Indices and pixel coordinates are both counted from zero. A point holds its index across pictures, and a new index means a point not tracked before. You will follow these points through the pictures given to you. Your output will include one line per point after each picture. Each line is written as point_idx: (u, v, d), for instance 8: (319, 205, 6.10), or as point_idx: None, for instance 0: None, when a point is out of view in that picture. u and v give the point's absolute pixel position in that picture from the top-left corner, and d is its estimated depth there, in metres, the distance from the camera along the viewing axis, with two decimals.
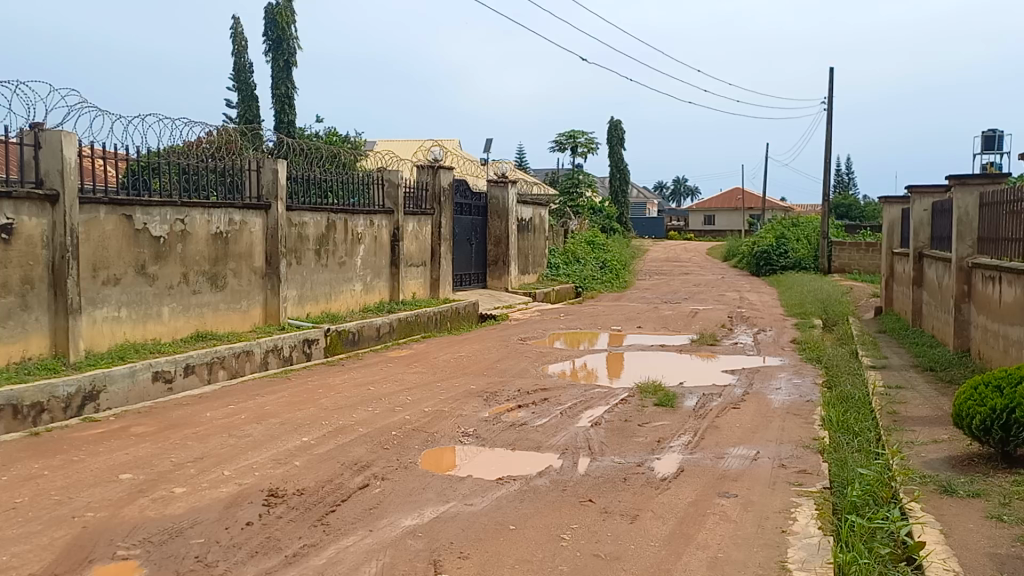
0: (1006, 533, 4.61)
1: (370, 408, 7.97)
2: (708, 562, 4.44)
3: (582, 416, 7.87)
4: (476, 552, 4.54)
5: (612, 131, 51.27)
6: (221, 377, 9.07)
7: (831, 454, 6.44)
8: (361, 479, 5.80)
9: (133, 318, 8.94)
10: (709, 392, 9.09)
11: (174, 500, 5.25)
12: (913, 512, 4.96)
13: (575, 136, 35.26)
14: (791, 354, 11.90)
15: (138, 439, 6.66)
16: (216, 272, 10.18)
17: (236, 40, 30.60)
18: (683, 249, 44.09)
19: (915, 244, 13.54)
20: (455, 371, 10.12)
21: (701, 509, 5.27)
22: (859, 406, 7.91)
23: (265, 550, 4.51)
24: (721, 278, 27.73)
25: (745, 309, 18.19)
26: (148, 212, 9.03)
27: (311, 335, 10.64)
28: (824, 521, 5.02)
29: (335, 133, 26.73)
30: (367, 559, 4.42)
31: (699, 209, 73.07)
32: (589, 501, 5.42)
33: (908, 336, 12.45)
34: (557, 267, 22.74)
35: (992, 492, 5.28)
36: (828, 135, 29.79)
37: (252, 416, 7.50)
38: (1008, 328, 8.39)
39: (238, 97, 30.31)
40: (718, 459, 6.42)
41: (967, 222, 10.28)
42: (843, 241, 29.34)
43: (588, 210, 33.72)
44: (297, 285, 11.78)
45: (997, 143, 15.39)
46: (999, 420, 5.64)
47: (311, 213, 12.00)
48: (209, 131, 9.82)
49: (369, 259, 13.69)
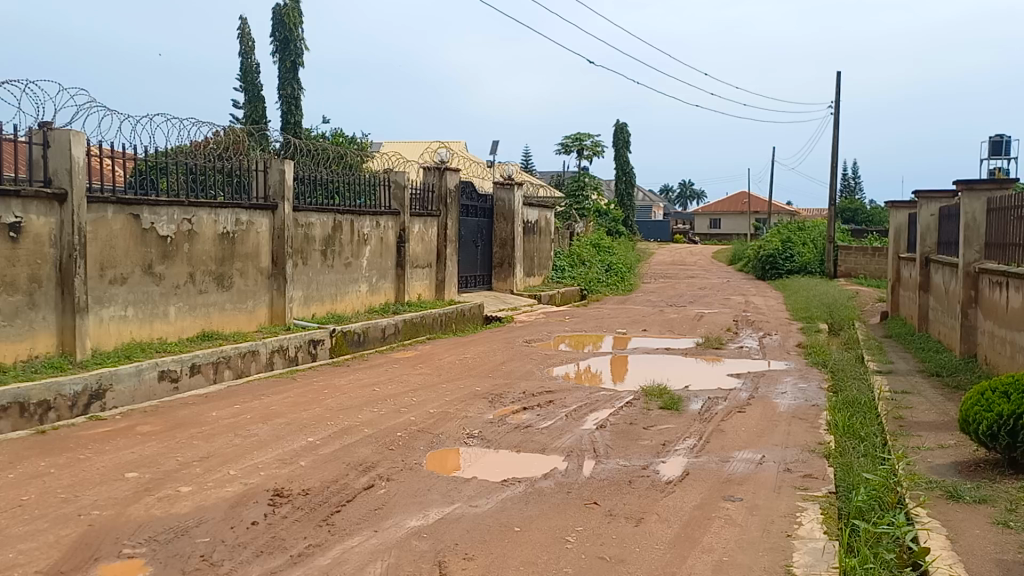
0: (1012, 540, 4.59)
1: (375, 409, 7.99)
2: (714, 565, 4.44)
3: (588, 419, 7.87)
4: (482, 553, 4.54)
5: (619, 135, 51.29)
6: (227, 376, 9.09)
7: (836, 459, 6.43)
8: (366, 479, 5.80)
9: (140, 318, 8.97)
10: (715, 395, 9.06)
11: (179, 499, 5.26)
12: (919, 517, 4.94)
13: (582, 140, 35.24)
14: (797, 359, 11.88)
15: (144, 438, 6.67)
16: (223, 272, 10.21)
17: (243, 41, 30.70)
18: (690, 253, 44.05)
19: (921, 249, 13.52)
20: (460, 372, 10.12)
21: (706, 512, 5.27)
22: (865, 410, 7.89)
23: (270, 549, 4.51)
24: (726, 282, 27.72)
25: (751, 312, 18.22)
26: (155, 212, 9.04)
27: (317, 336, 10.66)
28: (829, 526, 5.02)
29: (341, 132, 26.75)
30: (372, 559, 4.43)
31: (704, 213, 73.24)
32: (594, 504, 5.41)
33: (915, 342, 12.42)
34: (563, 270, 22.77)
35: (998, 498, 5.26)
36: (834, 141, 29.77)
37: (258, 416, 7.52)
38: (1015, 334, 8.38)
39: (244, 98, 30.41)
40: (724, 463, 6.40)
41: (974, 227, 10.27)
42: (848, 245, 29.29)
43: (593, 213, 33.70)
44: (303, 285, 11.79)
45: (1004, 148, 15.37)
46: (1005, 426, 5.62)
47: (317, 213, 12.01)
48: (216, 130, 9.83)
49: (375, 260, 13.72)
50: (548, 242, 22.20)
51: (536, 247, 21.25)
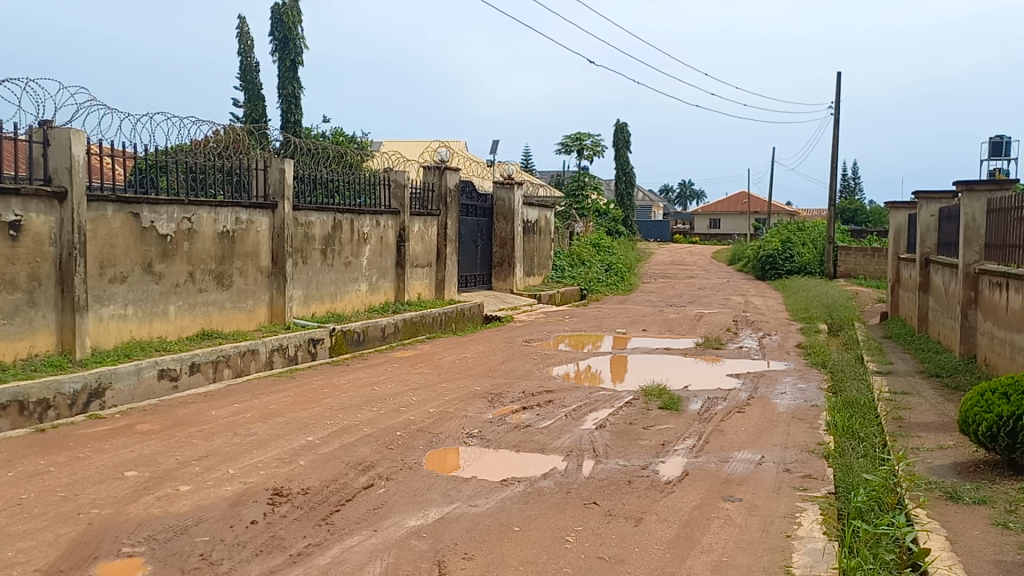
0: (1011, 541, 4.59)
1: (375, 408, 7.99)
2: (713, 566, 4.44)
3: (588, 418, 7.87)
4: (481, 553, 4.54)
5: (619, 135, 51.29)
6: (227, 375, 9.09)
7: (835, 459, 6.43)
8: (365, 479, 5.80)
9: (140, 316, 8.97)
10: (715, 396, 9.05)
11: (179, 498, 5.26)
12: (918, 518, 4.94)
13: (581, 139, 35.25)
14: (797, 359, 11.88)
15: (144, 436, 6.67)
16: (223, 270, 10.21)
17: (242, 40, 30.69)
18: (690, 253, 44.04)
19: (920, 249, 13.52)
20: (460, 372, 10.12)
21: (705, 513, 5.27)
22: (865, 411, 7.89)
23: (270, 549, 4.51)
24: (725, 282, 27.70)
25: (751, 313, 18.23)
26: (155, 211, 9.04)
27: (316, 335, 10.66)
28: (828, 527, 5.02)
29: (341, 132, 26.74)
30: (371, 559, 4.43)
31: (704, 214, 73.24)
32: (593, 503, 5.41)
33: (914, 342, 12.43)
34: (563, 269, 22.77)
35: (998, 499, 5.26)
36: (834, 141, 29.78)
37: (258, 415, 7.52)
38: (1014, 335, 8.38)
39: (244, 97, 30.39)
40: (723, 463, 6.41)
41: (974, 228, 10.27)
42: (848, 245, 29.25)
43: (593, 213, 33.70)
44: (303, 284, 11.79)
45: (1005, 149, 15.36)
46: (1004, 427, 5.63)
47: (317, 213, 12.01)
48: (216, 129, 9.83)
49: (375, 259, 13.72)
50: (548, 241, 22.20)
51: (536, 247, 21.25)
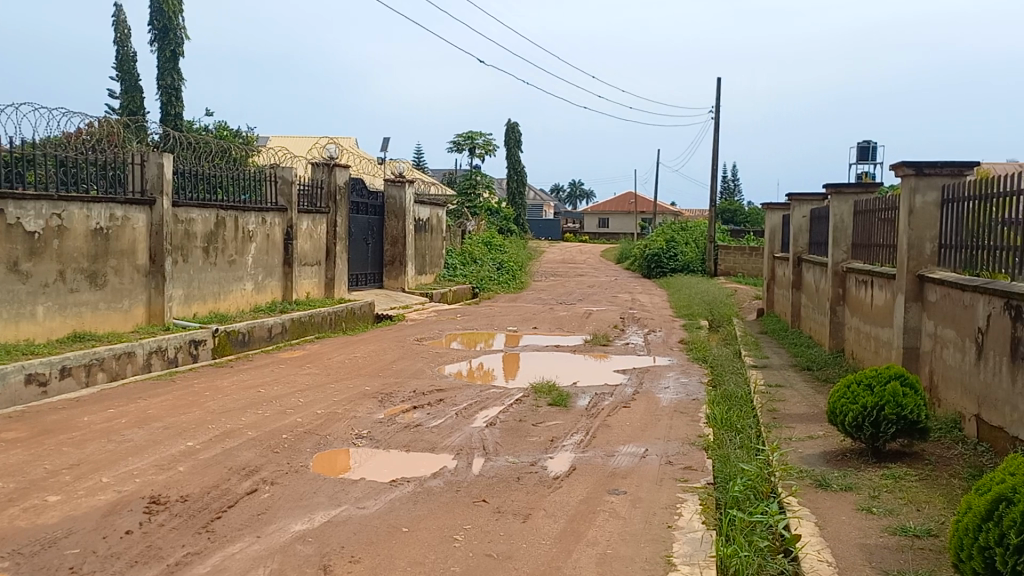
0: (874, 524, 4.88)
1: (260, 410, 7.80)
2: (597, 559, 4.54)
3: (478, 416, 7.90)
4: (368, 555, 4.49)
5: (510, 134, 51.68)
6: (101, 379, 8.68)
7: (715, 451, 6.67)
8: (249, 484, 5.65)
9: (4, 317, 8.46)
10: (601, 392, 9.24)
11: (46, 509, 4.99)
12: (790, 506, 5.19)
13: (474, 138, 35.32)
14: (680, 355, 12.26)
15: (8, 445, 6.30)
16: (97, 269, 9.74)
17: (119, 27, 29.30)
18: (579, 252, 44.79)
19: (795, 249, 14.20)
20: (349, 372, 9.99)
21: (591, 507, 5.38)
22: (743, 404, 8.22)
23: (146, 559, 4.34)
24: (613, 281, 28.33)
25: (638, 310, 18.72)
26: (21, 206, 8.54)
27: (199, 336, 10.31)
28: (707, 516, 5.21)
29: (226, 127, 25.94)
30: (254, 565, 4.32)
31: (593, 213, 74.63)
32: (482, 501, 5.45)
33: (789, 338, 13.04)
34: (455, 268, 22.79)
35: (862, 485, 5.59)
36: (716, 145, 30.92)
37: (135, 420, 7.22)
38: (878, 330, 8.91)
39: (121, 88, 29.04)
40: (609, 458, 6.56)
41: (843, 229, 10.86)
42: (730, 245, 30.40)
43: (485, 212, 33.86)
44: (183, 283, 11.38)
45: (871, 154, 16.31)
46: (869, 417, 5.98)
47: (199, 209, 11.62)
48: (89, 121, 9.37)
49: (261, 257, 13.39)
50: (440, 240, 22.16)
51: (427, 245, 21.18)
